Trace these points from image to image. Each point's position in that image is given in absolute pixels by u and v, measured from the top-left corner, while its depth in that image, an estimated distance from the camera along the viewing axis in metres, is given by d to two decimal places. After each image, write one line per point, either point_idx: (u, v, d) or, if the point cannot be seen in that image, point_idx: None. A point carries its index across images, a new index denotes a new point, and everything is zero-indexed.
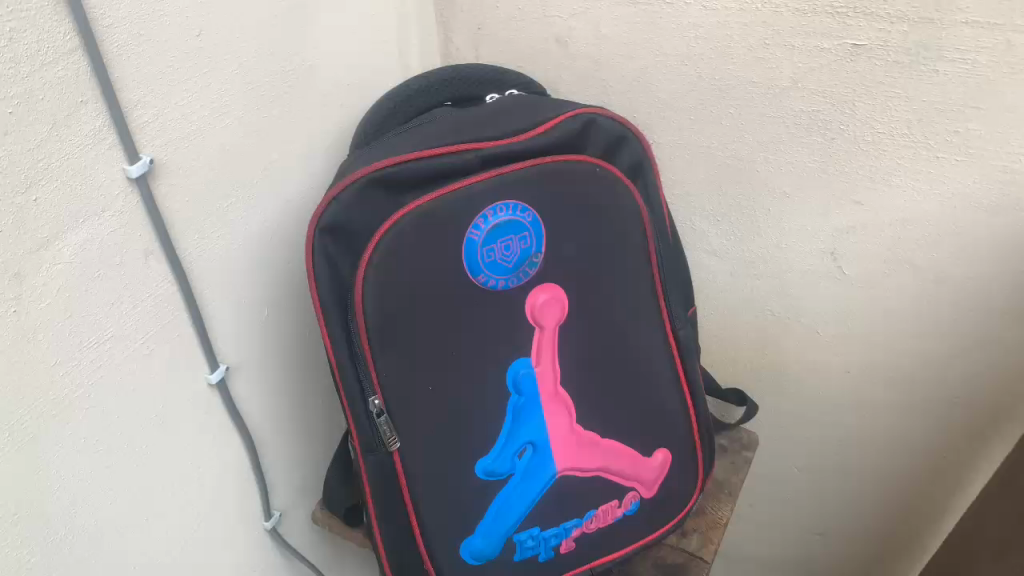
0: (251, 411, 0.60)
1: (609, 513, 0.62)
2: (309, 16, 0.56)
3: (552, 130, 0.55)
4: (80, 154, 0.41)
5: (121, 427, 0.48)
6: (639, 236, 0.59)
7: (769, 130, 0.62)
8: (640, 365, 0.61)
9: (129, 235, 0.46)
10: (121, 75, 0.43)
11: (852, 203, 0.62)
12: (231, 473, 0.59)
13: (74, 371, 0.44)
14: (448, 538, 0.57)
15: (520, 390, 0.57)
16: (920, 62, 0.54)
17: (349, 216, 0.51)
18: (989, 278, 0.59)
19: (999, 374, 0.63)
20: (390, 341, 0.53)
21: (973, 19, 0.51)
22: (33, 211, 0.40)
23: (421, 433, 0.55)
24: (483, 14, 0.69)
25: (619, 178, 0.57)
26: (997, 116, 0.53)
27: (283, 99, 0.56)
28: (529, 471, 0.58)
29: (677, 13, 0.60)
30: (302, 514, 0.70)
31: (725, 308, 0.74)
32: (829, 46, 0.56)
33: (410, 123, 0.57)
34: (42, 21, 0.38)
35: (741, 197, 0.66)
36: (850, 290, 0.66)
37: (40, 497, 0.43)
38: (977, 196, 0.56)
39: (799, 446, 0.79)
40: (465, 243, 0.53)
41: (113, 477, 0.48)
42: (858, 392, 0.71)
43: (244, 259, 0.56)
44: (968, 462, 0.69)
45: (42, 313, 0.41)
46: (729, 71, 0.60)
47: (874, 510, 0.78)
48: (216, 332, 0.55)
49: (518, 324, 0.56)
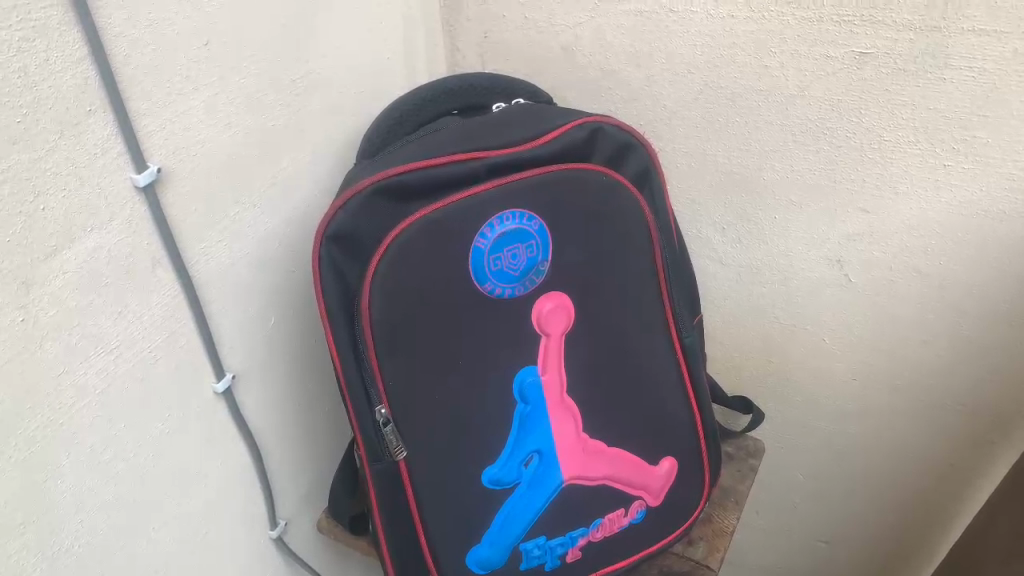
0: (256, 419, 0.60)
1: (616, 522, 0.61)
2: (316, 24, 0.56)
3: (559, 138, 0.55)
4: (88, 162, 0.41)
5: (128, 436, 0.48)
6: (644, 244, 0.59)
7: (775, 138, 0.62)
8: (646, 372, 0.61)
9: (136, 244, 0.45)
10: (130, 84, 0.43)
11: (858, 211, 0.62)
12: (236, 483, 0.59)
13: (82, 381, 0.44)
14: (455, 547, 0.57)
15: (527, 399, 0.57)
16: (926, 70, 0.54)
17: (355, 224, 0.51)
18: (995, 286, 0.59)
19: (1005, 381, 0.63)
20: (396, 350, 0.53)
21: (980, 27, 0.51)
22: (41, 221, 0.39)
23: (428, 441, 0.55)
24: (488, 23, 0.69)
25: (626, 186, 0.57)
26: (1003, 124, 0.53)
27: (290, 107, 0.56)
28: (536, 479, 0.58)
29: (682, 21, 0.60)
30: (306, 522, 0.70)
31: (730, 315, 0.74)
32: (835, 54, 0.56)
33: (417, 132, 0.58)
34: (50, 30, 0.38)
35: (747, 205, 0.66)
36: (856, 298, 0.66)
37: (45, 507, 0.43)
38: (983, 204, 0.57)
39: (804, 454, 0.79)
40: (471, 252, 0.53)
41: (120, 486, 0.48)
42: (863, 399, 0.71)
43: (251, 268, 0.56)
44: (974, 469, 0.69)
45: (50, 323, 0.41)
46: (735, 79, 0.61)
47: (880, 517, 0.78)
48: (223, 341, 0.54)
49: (524, 332, 0.56)
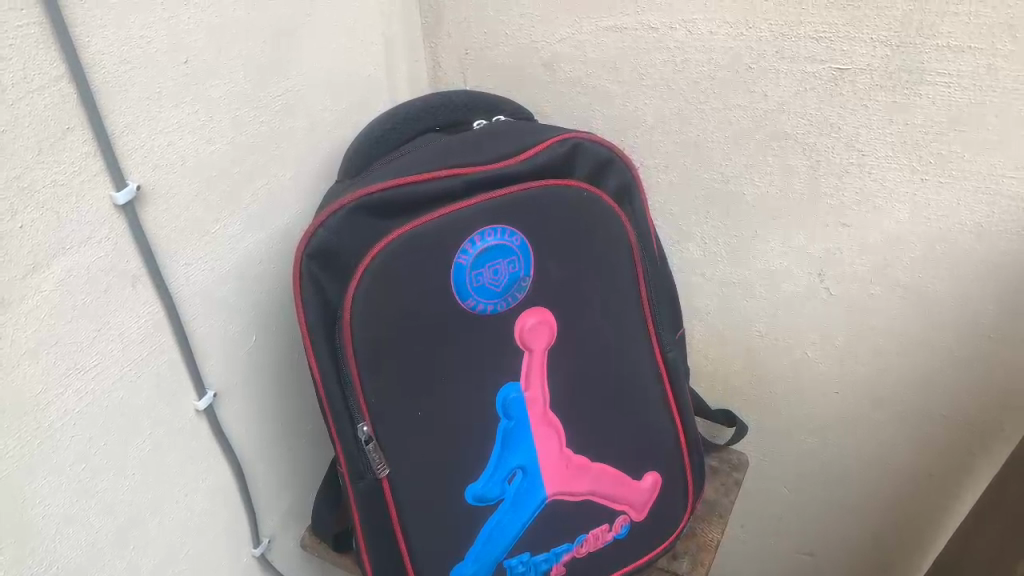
0: (238, 436, 0.59)
1: (600, 537, 0.61)
2: (297, 40, 0.56)
3: (539, 155, 0.55)
4: (67, 181, 0.41)
5: (108, 455, 0.47)
6: (625, 257, 0.59)
7: (755, 153, 0.62)
8: (629, 387, 0.61)
9: (116, 261, 0.45)
10: (109, 102, 0.43)
11: (837, 225, 0.62)
12: (218, 501, 0.58)
13: (61, 399, 0.43)
14: (438, 564, 0.56)
15: (510, 415, 0.57)
16: (902, 85, 0.55)
17: (336, 240, 0.51)
18: (974, 298, 0.60)
19: (987, 393, 0.64)
20: (377, 366, 0.52)
21: (954, 43, 0.52)
22: (19, 238, 0.39)
23: (410, 459, 0.55)
24: (470, 40, 0.70)
25: (606, 201, 0.57)
26: (980, 138, 0.54)
27: (271, 123, 0.56)
28: (520, 495, 0.58)
29: (661, 38, 0.61)
30: (290, 539, 0.70)
31: (713, 329, 0.74)
32: (813, 70, 0.57)
33: (398, 151, 0.58)
34: (28, 49, 0.38)
35: (728, 219, 0.67)
36: (837, 310, 0.66)
37: (22, 527, 0.42)
38: (959, 217, 0.57)
39: (788, 466, 0.79)
40: (454, 268, 0.53)
41: (99, 505, 0.47)
42: (846, 411, 0.72)
43: (232, 284, 0.55)
44: (956, 480, 0.69)
45: (28, 342, 0.41)
46: (715, 94, 0.61)
47: (864, 529, 0.78)
48: (204, 358, 0.54)
49: (507, 348, 0.56)
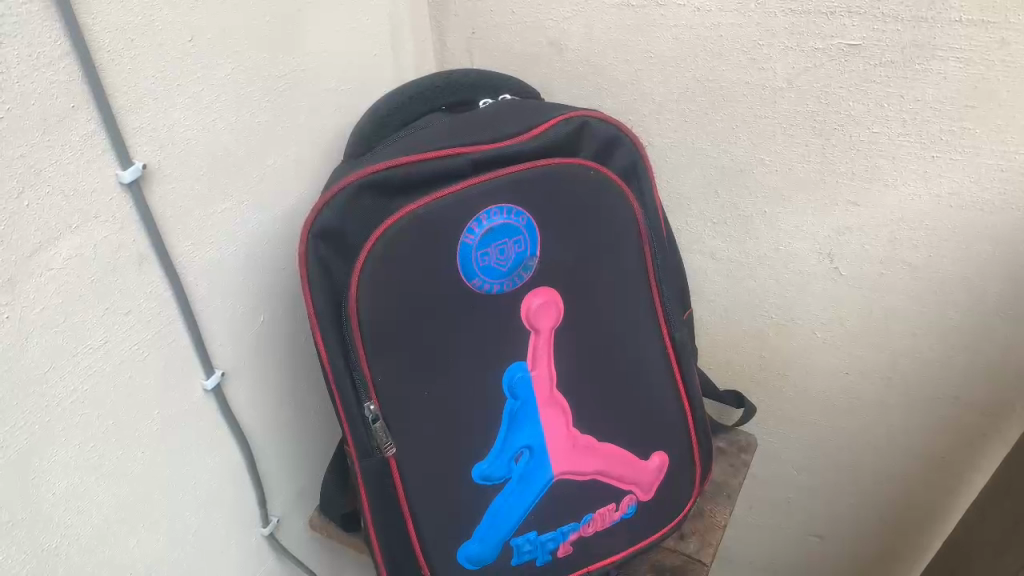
0: (245, 415, 0.60)
1: (606, 517, 0.62)
2: (303, 20, 0.56)
3: (545, 134, 0.55)
4: (74, 160, 0.41)
5: (116, 434, 0.48)
6: (633, 237, 0.59)
7: (764, 132, 0.62)
8: (637, 369, 0.61)
9: (123, 240, 0.45)
10: (114, 81, 0.43)
11: (846, 204, 0.62)
12: (226, 482, 0.59)
13: (68, 378, 0.44)
14: (445, 544, 0.56)
15: (516, 395, 0.57)
16: (913, 61, 0.54)
17: (341, 221, 0.51)
18: (987, 278, 0.59)
19: (999, 372, 0.63)
20: (384, 346, 0.52)
21: (967, 17, 0.51)
22: (26, 217, 0.39)
23: (417, 439, 0.55)
24: (476, 19, 0.69)
25: (613, 180, 0.57)
26: (992, 114, 0.53)
27: (277, 103, 0.55)
28: (527, 475, 0.58)
29: (669, 16, 0.60)
30: (298, 519, 0.70)
31: (721, 311, 0.74)
32: (823, 46, 0.56)
33: (404, 130, 0.58)
34: (32, 26, 0.37)
35: (737, 198, 0.66)
36: (846, 291, 0.66)
37: (32, 505, 0.43)
38: (973, 195, 0.57)
39: (795, 449, 0.79)
40: (459, 248, 0.53)
41: (109, 482, 0.48)
42: (855, 393, 0.71)
43: (240, 265, 0.56)
44: (967, 462, 0.69)
45: (36, 320, 0.41)
46: (723, 72, 0.61)
47: (873, 511, 0.78)
48: (212, 337, 0.54)
49: (513, 329, 0.56)
